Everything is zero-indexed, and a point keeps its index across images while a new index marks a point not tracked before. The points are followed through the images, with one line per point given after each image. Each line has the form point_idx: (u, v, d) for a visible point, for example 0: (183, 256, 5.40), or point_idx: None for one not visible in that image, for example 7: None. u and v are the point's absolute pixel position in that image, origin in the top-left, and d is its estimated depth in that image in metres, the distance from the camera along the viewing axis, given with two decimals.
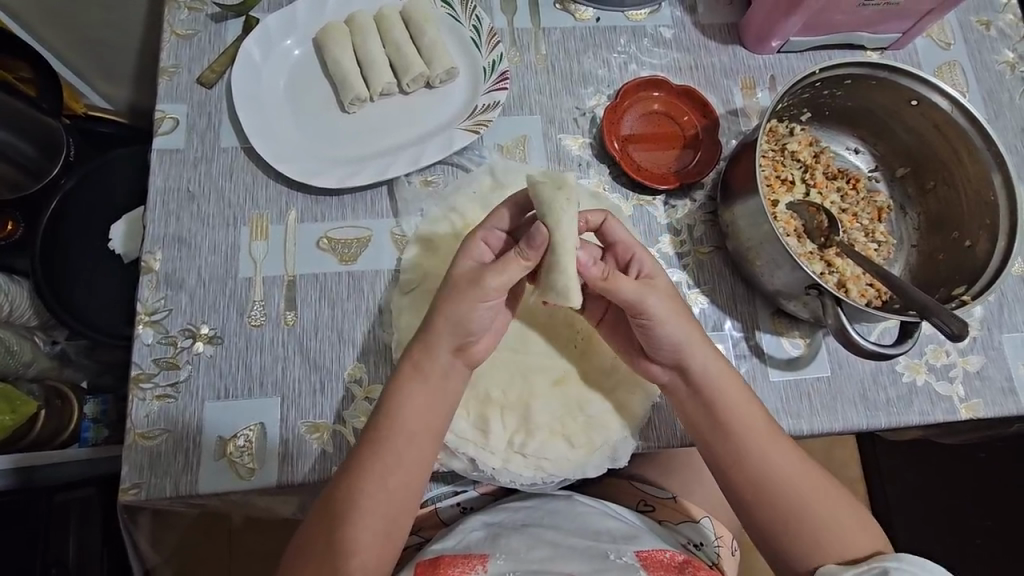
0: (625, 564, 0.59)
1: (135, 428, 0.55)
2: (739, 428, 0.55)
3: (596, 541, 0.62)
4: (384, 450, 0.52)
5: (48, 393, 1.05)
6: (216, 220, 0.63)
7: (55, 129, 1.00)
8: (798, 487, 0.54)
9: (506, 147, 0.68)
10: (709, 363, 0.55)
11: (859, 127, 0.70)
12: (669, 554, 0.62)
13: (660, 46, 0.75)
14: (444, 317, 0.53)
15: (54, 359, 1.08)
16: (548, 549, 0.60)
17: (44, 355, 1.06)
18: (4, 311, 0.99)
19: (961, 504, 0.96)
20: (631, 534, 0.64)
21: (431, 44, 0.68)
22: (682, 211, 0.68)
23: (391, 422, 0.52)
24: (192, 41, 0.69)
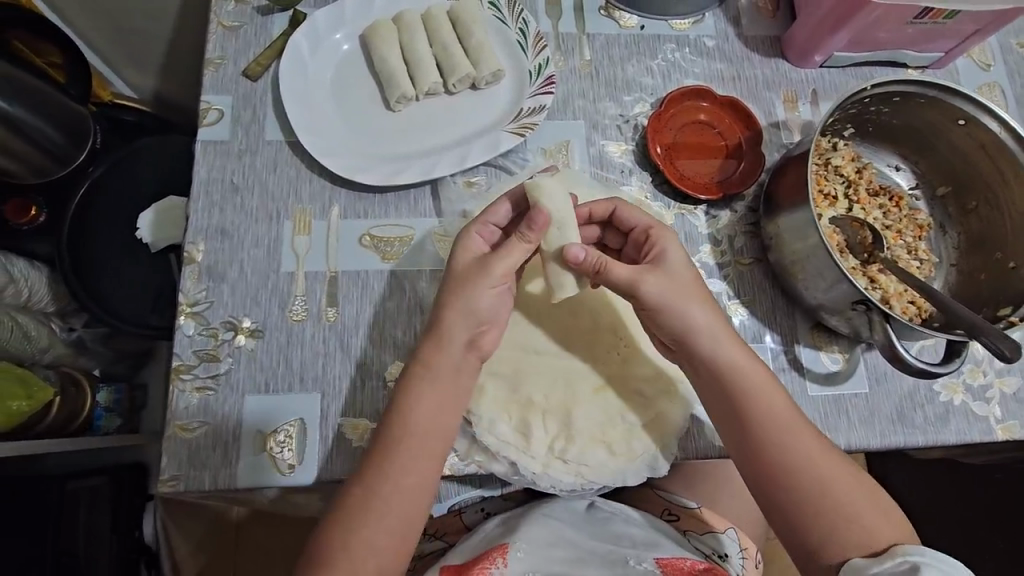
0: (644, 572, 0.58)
1: (175, 420, 0.55)
2: (757, 410, 0.54)
3: (617, 546, 0.62)
4: (393, 447, 0.51)
5: (63, 379, 1.10)
6: (259, 214, 0.63)
7: (82, 116, 1.03)
8: (825, 480, 0.52)
9: (549, 151, 0.68)
10: (729, 350, 0.55)
11: (902, 144, 0.70)
12: (690, 562, 0.61)
13: (703, 56, 0.75)
14: (463, 314, 0.53)
15: (71, 346, 1.14)
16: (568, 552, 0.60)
17: (61, 341, 1.11)
18: (23, 296, 1.04)
19: (974, 518, 0.93)
20: (652, 541, 0.63)
21: (477, 45, 0.67)
22: (723, 221, 0.68)
23: (404, 418, 0.52)
24: (238, 33, 0.69)
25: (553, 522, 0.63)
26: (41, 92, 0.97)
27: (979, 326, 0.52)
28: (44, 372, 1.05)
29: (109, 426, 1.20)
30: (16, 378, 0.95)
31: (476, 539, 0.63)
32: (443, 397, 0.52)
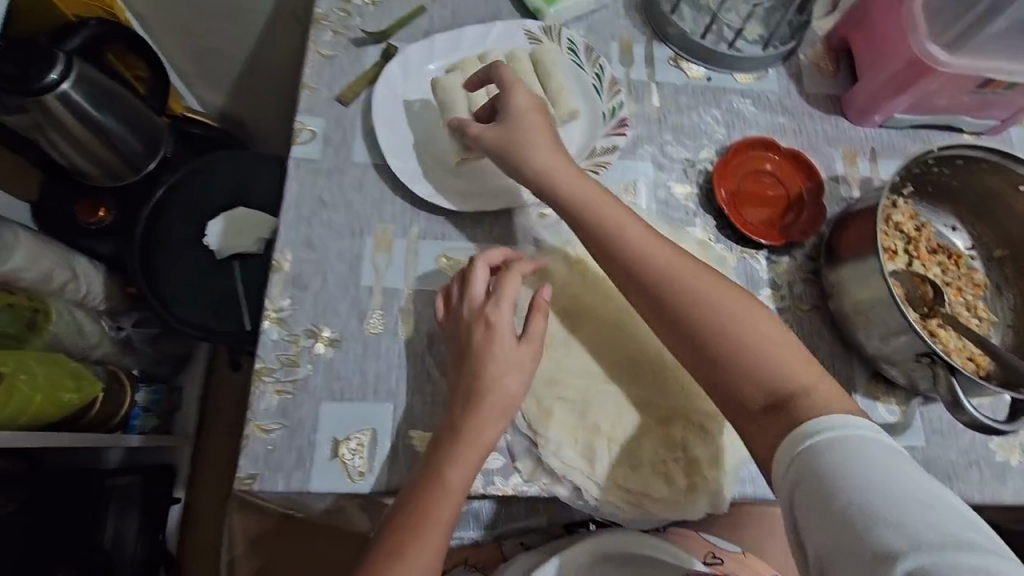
0: None
1: (255, 420, 0.57)
2: (681, 305, 0.54)
3: None
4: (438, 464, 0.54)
5: (110, 377, 1.13)
6: (343, 229, 0.66)
7: (160, 128, 1.15)
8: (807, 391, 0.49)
9: (617, 189, 0.71)
10: (663, 255, 0.56)
11: (960, 206, 0.72)
12: None
13: (767, 109, 0.78)
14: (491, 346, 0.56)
15: (119, 344, 1.18)
16: None
17: (110, 339, 1.15)
18: (82, 292, 1.10)
19: None
20: None
21: (557, 86, 0.72)
22: (784, 267, 0.70)
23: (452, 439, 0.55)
24: (334, 61, 0.74)
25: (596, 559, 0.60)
26: (131, 103, 1.07)
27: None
28: (95, 367, 1.10)
29: (147, 425, 1.23)
30: (71, 372, 1.00)
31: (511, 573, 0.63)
32: (475, 438, 0.54)
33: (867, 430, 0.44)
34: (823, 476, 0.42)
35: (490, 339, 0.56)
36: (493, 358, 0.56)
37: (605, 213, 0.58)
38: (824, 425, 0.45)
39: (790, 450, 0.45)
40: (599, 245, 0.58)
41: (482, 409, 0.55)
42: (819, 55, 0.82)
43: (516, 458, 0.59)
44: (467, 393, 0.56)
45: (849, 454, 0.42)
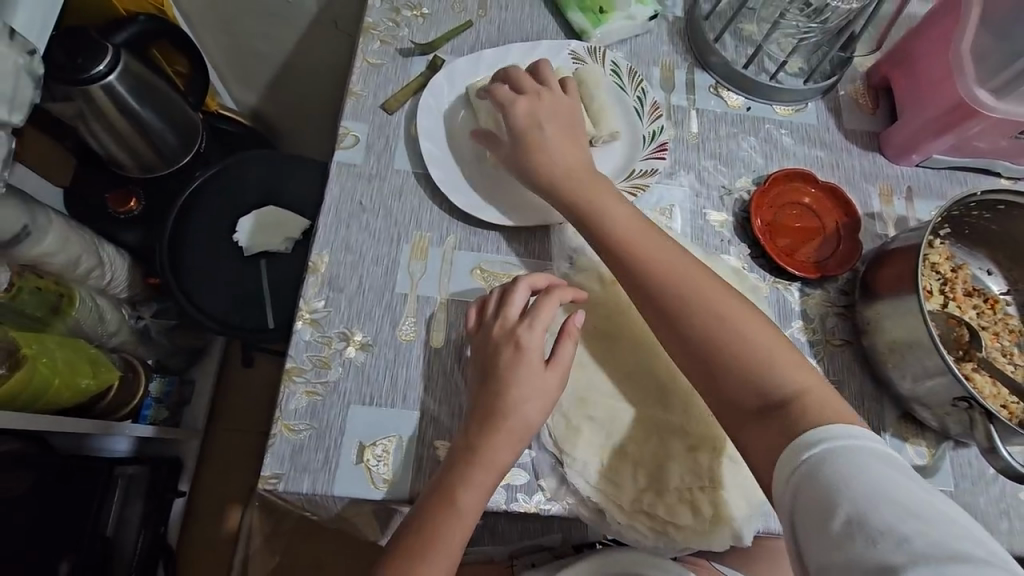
0: None
1: (283, 419, 0.57)
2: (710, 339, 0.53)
3: None
4: (453, 475, 0.54)
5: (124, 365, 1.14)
6: (380, 235, 0.67)
7: (195, 121, 1.16)
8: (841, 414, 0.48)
9: (653, 212, 0.72)
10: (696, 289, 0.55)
11: (998, 250, 0.71)
12: None
13: (805, 142, 0.78)
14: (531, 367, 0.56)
15: (136, 334, 1.19)
16: None
17: (129, 329, 1.16)
18: (105, 279, 1.10)
19: None
20: None
21: (598, 106, 0.73)
22: (817, 300, 0.70)
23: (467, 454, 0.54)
24: (381, 70, 0.75)
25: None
26: (170, 97, 1.09)
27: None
28: (111, 355, 1.10)
29: (158, 416, 1.24)
30: (87, 356, 1.00)
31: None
32: (488, 459, 0.54)
33: (870, 439, 0.45)
34: (827, 486, 0.42)
35: (521, 359, 0.56)
36: (518, 379, 0.56)
37: (636, 242, 0.58)
38: (829, 433, 0.45)
39: (796, 456, 0.46)
40: (634, 271, 0.57)
41: (499, 430, 0.55)
42: (858, 91, 0.82)
43: (541, 476, 0.58)
44: (485, 411, 0.55)
45: (847, 464, 0.43)
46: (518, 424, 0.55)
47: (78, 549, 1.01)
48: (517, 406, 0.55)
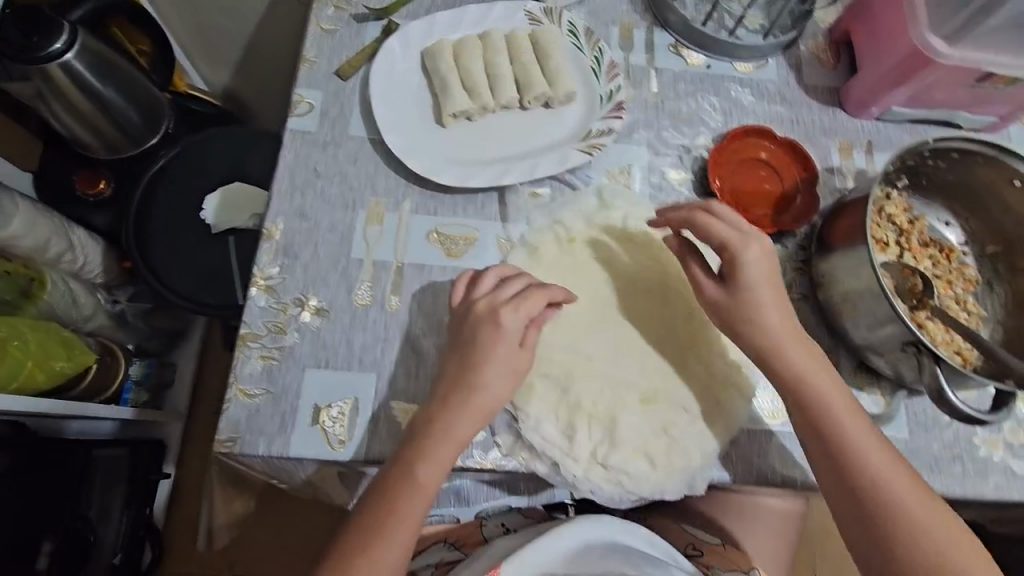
0: None
1: (238, 383, 0.58)
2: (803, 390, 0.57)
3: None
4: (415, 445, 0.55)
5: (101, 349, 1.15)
6: (335, 201, 0.66)
7: (161, 102, 1.15)
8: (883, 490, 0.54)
9: (612, 172, 0.71)
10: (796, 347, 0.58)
11: (955, 201, 0.72)
12: None
13: (766, 100, 0.78)
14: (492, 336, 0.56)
15: (113, 319, 1.19)
16: None
17: (105, 313, 1.16)
18: (78, 264, 1.09)
19: None
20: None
21: (555, 67, 0.72)
22: (775, 256, 0.70)
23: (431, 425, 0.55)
24: (334, 35, 0.74)
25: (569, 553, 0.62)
26: (130, 75, 1.06)
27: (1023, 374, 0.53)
28: (88, 339, 1.11)
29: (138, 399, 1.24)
30: (60, 339, 0.99)
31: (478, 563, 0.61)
32: (448, 431, 0.55)
33: None
34: None
35: (503, 337, 0.57)
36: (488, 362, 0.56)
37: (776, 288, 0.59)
38: None
39: None
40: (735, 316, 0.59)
41: (466, 405, 0.55)
42: (819, 46, 0.81)
43: (496, 433, 0.59)
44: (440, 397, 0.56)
45: None
46: (476, 407, 0.55)
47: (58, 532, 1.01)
48: (481, 384, 0.55)
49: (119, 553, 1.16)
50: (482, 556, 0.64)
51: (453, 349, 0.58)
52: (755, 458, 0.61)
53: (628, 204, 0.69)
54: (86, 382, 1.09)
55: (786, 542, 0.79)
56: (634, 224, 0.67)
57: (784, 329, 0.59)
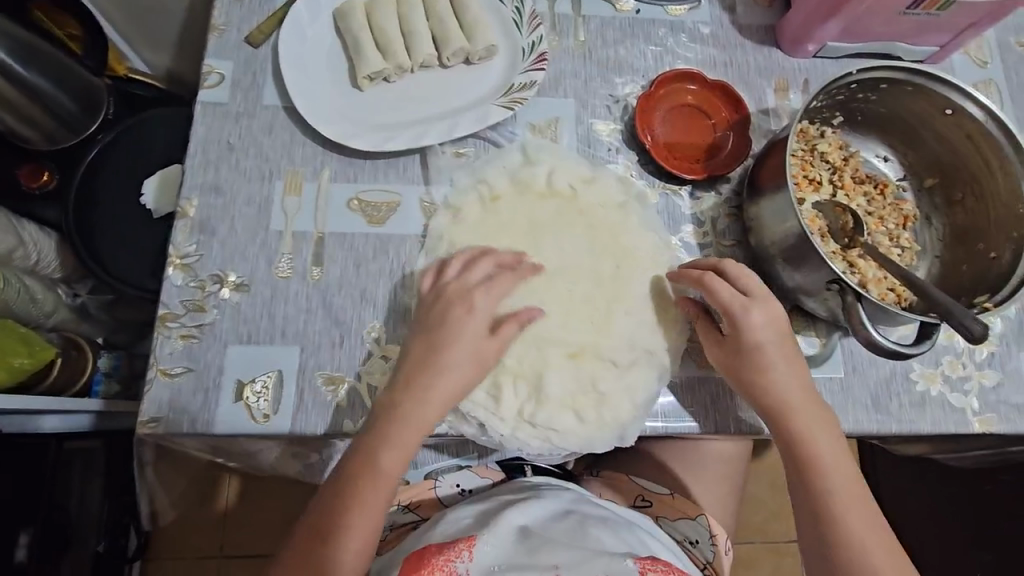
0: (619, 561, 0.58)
1: (159, 364, 0.57)
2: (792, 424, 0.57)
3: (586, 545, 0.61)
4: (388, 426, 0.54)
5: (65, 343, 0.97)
6: (251, 174, 0.64)
7: (99, 89, 1.01)
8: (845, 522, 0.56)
9: (538, 127, 0.69)
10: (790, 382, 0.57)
11: (891, 135, 0.70)
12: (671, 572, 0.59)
13: (697, 42, 0.76)
14: (464, 322, 0.56)
15: (74, 313, 1.03)
16: (534, 539, 0.61)
17: (66, 306, 1.00)
18: (31, 258, 0.96)
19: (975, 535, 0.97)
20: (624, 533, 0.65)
21: (473, 20, 0.69)
22: (708, 203, 0.69)
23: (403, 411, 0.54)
24: (243, 1, 0.71)
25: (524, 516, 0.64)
26: (55, 58, 0.94)
27: (941, 305, 0.53)
28: (48, 334, 0.95)
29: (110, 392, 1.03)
30: (17, 336, 0.85)
31: (446, 527, 0.64)
32: (418, 416, 0.54)
33: None
34: None
35: (471, 321, 0.57)
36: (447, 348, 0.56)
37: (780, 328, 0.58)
38: None
39: None
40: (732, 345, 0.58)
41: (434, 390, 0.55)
42: None
43: None
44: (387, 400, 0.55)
45: None
46: (423, 416, 0.55)
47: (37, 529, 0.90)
48: (440, 361, 0.55)
49: (102, 542, 1.02)
50: (438, 523, 0.65)
51: (422, 330, 0.57)
52: (688, 408, 0.61)
53: (553, 158, 0.67)
54: (52, 378, 0.92)
55: (733, 485, 0.81)
56: (559, 178, 0.66)
57: (770, 334, 0.57)
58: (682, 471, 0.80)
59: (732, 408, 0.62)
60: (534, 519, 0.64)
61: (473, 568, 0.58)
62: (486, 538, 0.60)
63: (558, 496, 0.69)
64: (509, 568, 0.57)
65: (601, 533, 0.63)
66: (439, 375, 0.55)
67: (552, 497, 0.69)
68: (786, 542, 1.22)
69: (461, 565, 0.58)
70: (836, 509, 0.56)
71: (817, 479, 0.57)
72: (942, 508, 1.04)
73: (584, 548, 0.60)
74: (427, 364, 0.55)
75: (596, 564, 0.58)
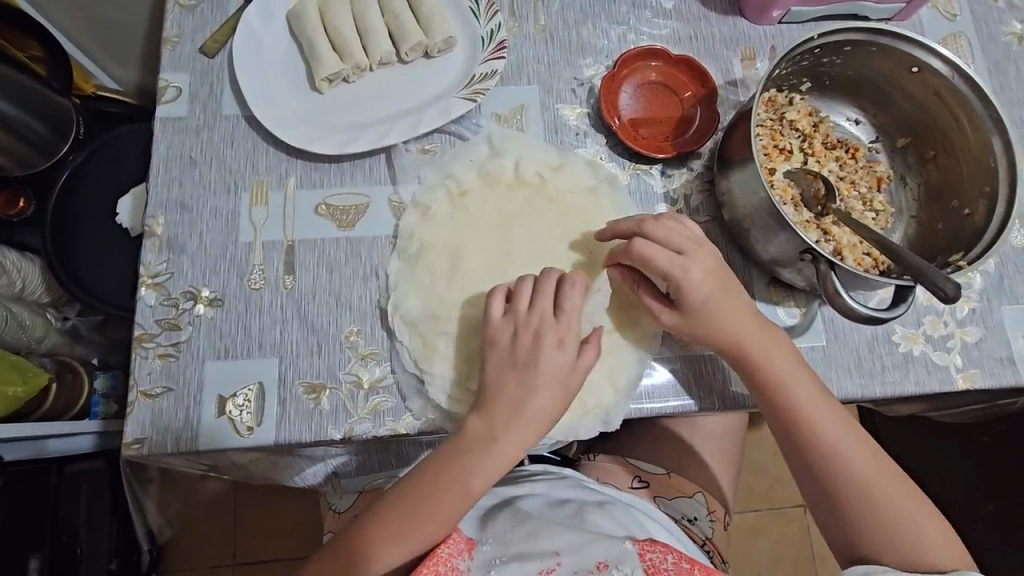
0: (618, 547, 0.58)
1: (139, 386, 0.57)
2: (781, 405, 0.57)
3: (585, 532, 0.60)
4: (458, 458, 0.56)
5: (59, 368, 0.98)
6: (216, 187, 0.64)
7: (66, 108, 0.98)
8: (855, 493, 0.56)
9: (503, 116, 0.68)
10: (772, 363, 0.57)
11: (860, 97, 0.69)
12: (674, 559, 0.57)
13: (660, 17, 0.74)
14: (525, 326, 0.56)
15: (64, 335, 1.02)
16: (529, 527, 0.60)
17: (56, 330, 0.99)
18: (15, 285, 0.95)
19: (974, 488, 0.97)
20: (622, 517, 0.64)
21: (429, 13, 0.68)
22: (679, 180, 0.68)
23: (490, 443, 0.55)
24: (194, 11, 0.69)
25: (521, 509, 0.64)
26: (20, 83, 0.90)
27: (913, 266, 0.52)
28: (41, 358, 0.95)
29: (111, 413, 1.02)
30: (9, 360, 0.84)
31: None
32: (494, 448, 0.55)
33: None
34: None
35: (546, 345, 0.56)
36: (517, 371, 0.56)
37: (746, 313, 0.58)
38: None
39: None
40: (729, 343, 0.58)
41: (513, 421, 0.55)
42: None
43: (407, 399, 0.58)
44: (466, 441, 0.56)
45: None
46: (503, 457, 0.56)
47: (44, 550, 0.91)
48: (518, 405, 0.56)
49: (115, 558, 1.02)
50: None
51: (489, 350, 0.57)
52: (674, 386, 0.61)
53: (520, 148, 0.66)
54: (49, 404, 0.92)
55: (728, 458, 0.82)
56: (527, 168, 0.65)
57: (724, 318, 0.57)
58: (676, 448, 0.80)
59: (719, 383, 0.62)
60: (531, 510, 0.64)
61: (474, 564, 0.57)
62: (485, 534, 0.60)
63: (554, 484, 0.69)
64: (508, 561, 0.57)
65: (600, 518, 0.63)
66: (531, 421, 0.56)
67: (550, 485, 0.69)
68: (789, 508, 1.23)
69: (463, 563, 0.57)
70: (841, 483, 0.57)
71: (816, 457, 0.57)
72: (942, 463, 1.05)
73: (585, 534, 0.59)
74: (517, 409, 0.55)
75: (596, 551, 0.57)
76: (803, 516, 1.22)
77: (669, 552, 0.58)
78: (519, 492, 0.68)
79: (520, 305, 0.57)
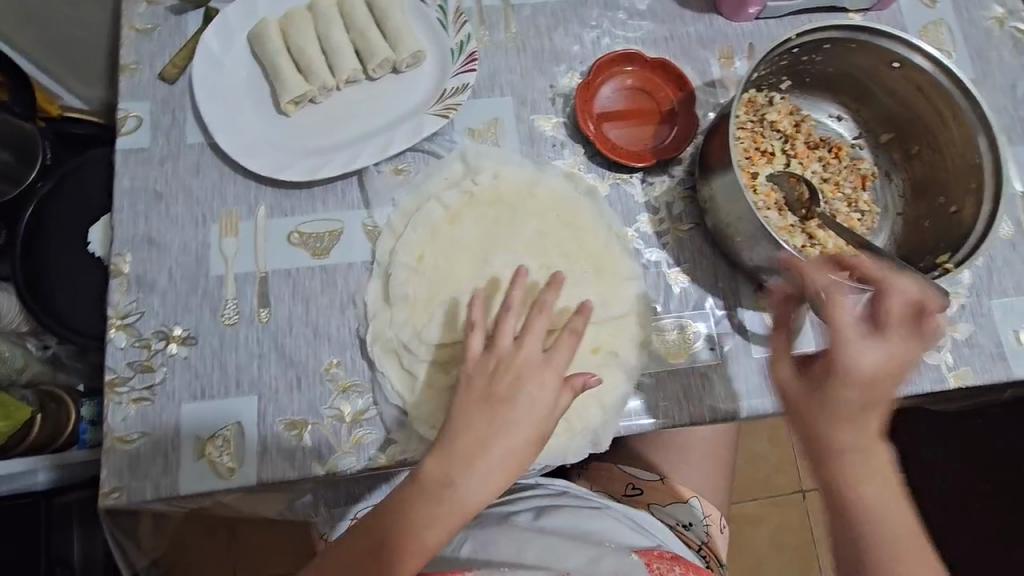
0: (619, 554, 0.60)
1: (113, 433, 0.55)
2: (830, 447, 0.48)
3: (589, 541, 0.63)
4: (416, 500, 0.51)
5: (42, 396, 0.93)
6: (182, 220, 0.62)
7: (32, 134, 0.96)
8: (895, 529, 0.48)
9: (477, 131, 0.66)
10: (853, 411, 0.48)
11: (841, 93, 0.68)
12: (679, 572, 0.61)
13: (634, 19, 0.72)
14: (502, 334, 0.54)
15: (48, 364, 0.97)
16: (534, 546, 0.61)
17: (37, 360, 0.95)
18: None
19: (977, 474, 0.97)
20: (620, 529, 0.66)
21: (395, 27, 0.66)
22: (660, 188, 0.66)
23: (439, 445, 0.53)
24: (152, 36, 0.67)
25: (515, 530, 0.64)
26: None
27: (897, 285, 0.48)
28: (23, 392, 0.89)
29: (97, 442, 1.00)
30: None
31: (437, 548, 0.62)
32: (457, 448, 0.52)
33: None
34: None
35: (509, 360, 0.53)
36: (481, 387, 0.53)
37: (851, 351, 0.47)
38: None
39: None
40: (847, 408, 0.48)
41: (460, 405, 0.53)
42: None
43: (390, 431, 0.57)
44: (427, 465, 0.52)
45: None
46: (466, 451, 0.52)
47: None
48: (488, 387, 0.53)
49: None
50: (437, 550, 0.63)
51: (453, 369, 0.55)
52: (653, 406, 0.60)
53: (494, 166, 0.64)
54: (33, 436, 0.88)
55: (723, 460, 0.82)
56: (504, 184, 0.63)
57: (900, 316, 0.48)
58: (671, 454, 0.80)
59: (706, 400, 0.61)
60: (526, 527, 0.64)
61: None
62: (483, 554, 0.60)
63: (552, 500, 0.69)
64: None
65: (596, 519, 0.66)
66: (497, 413, 0.52)
67: (540, 496, 0.70)
68: (787, 496, 1.23)
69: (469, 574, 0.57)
70: (863, 514, 0.49)
71: (850, 492, 0.49)
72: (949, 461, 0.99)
73: (593, 549, 0.60)
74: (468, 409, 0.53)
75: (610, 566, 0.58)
76: (802, 503, 1.23)
77: (675, 563, 0.61)
78: (518, 510, 0.68)
79: (499, 344, 0.54)
